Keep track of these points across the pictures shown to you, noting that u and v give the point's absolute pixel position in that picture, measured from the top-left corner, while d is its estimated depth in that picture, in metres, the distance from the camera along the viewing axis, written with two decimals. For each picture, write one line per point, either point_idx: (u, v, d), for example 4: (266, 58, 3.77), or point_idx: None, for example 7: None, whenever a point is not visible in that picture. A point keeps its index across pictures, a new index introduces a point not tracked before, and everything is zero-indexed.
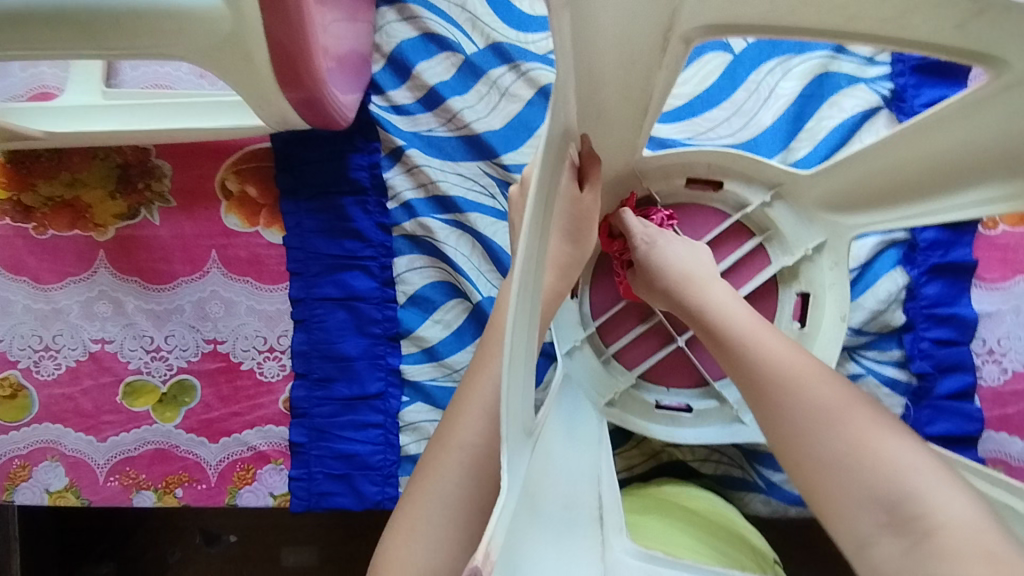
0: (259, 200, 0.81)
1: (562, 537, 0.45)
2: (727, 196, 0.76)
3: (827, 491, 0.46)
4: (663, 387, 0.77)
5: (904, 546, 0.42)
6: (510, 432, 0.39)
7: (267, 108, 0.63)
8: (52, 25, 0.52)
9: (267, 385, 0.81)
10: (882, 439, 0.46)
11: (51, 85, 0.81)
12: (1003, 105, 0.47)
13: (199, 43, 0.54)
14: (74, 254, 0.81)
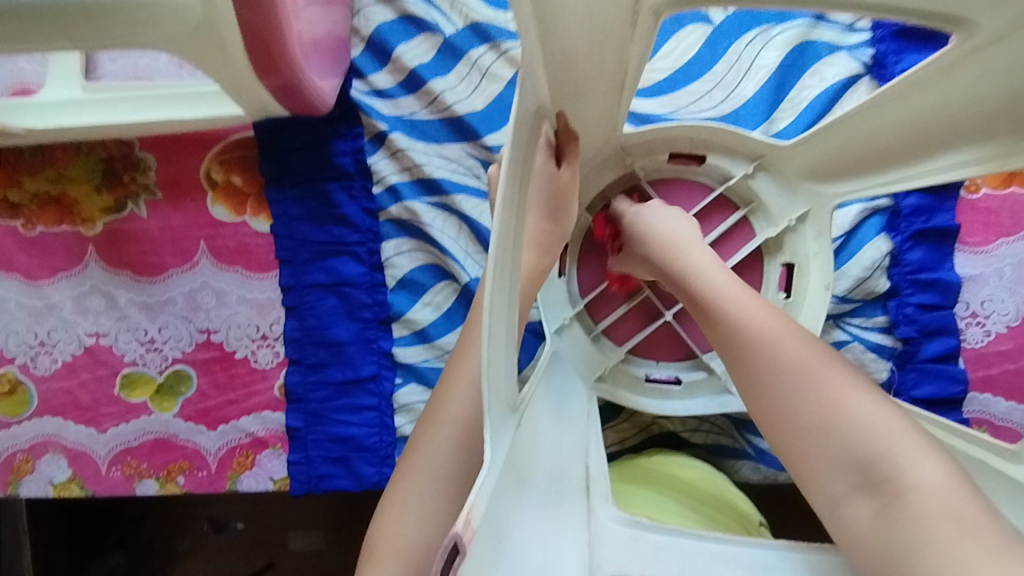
0: (244, 190, 0.81)
1: (548, 507, 0.46)
2: (710, 169, 0.76)
3: (808, 457, 0.47)
4: (653, 361, 0.78)
5: (875, 508, 0.44)
6: (492, 405, 0.40)
7: (244, 95, 0.63)
8: (21, 19, 0.52)
9: (262, 372, 0.82)
10: (858, 400, 0.47)
11: (30, 81, 0.81)
12: (975, 65, 0.48)
13: (171, 31, 0.54)
14: (63, 250, 0.82)
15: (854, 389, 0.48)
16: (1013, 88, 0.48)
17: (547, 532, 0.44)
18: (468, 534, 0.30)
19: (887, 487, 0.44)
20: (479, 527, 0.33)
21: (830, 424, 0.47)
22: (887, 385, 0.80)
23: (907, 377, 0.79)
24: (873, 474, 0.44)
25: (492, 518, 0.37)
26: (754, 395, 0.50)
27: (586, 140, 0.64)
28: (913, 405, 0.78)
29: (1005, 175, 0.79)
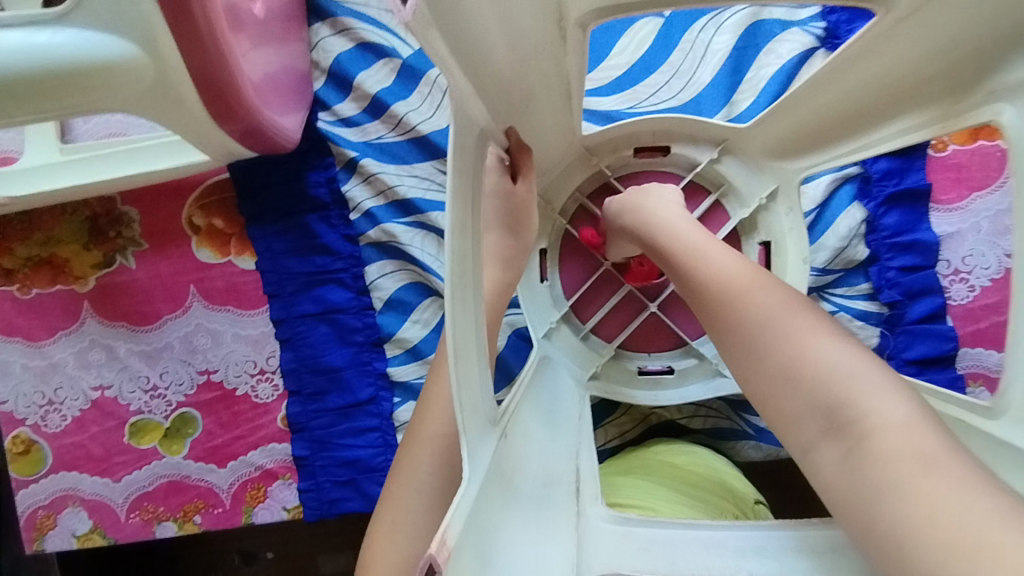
0: (226, 231, 0.83)
1: (539, 514, 0.48)
2: (677, 158, 0.76)
3: (777, 404, 0.46)
4: (644, 353, 0.79)
5: (844, 451, 0.41)
6: (469, 424, 0.41)
7: (209, 144, 0.66)
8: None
9: (263, 407, 0.84)
10: (823, 345, 0.45)
11: (10, 150, 0.83)
12: (905, 35, 0.49)
13: (128, 94, 0.55)
14: (60, 309, 0.84)
15: (826, 336, 0.46)
16: (942, 52, 0.49)
17: (537, 534, 0.46)
18: (443, 555, 0.32)
19: (856, 429, 0.41)
20: (458, 545, 0.35)
21: (789, 368, 0.45)
22: (879, 349, 0.80)
23: (898, 339, 0.79)
24: (839, 413, 0.42)
25: (475, 536, 0.38)
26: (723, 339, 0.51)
27: (546, 146, 0.66)
28: (906, 367, 0.78)
29: (971, 130, 0.79)
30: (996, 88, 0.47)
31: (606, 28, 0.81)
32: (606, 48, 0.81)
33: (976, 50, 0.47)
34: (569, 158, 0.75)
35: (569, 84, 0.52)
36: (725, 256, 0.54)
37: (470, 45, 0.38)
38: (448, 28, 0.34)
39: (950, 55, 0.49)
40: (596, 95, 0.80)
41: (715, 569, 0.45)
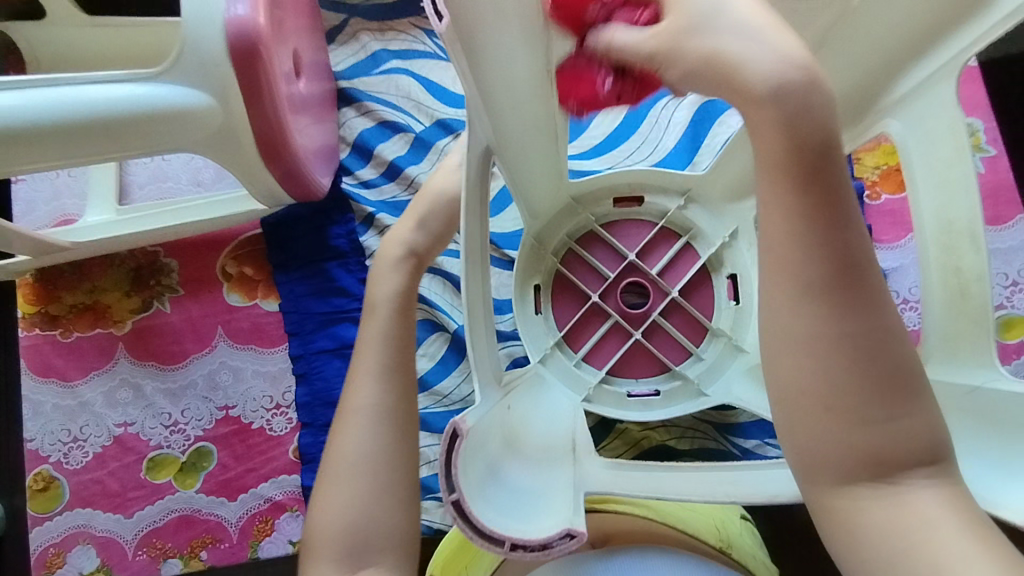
0: (255, 277, 0.94)
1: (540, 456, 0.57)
2: (650, 207, 0.87)
3: (823, 449, 0.40)
4: (632, 379, 0.85)
5: (884, 502, 0.39)
6: (478, 372, 0.54)
7: (257, 185, 0.80)
8: (73, 139, 0.63)
9: (277, 439, 0.89)
10: (902, 410, 0.39)
11: (72, 212, 0.96)
12: (812, 78, 0.57)
13: (200, 137, 0.69)
14: (96, 351, 0.92)
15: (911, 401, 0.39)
16: (842, 89, 0.58)
17: (541, 475, 0.54)
18: (464, 425, 0.44)
19: (897, 479, 0.39)
20: (473, 439, 0.47)
21: (869, 423, 0.39)
22: None
23: None
24: (887, 464, 0.39)
25: (482, 449, 0.49)
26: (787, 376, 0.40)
27: (537, 190, 0.78)
28: None
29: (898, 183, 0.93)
30: (884, 106, 0.56)
31: None
32: (586, 123, 0.97)
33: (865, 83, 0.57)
34: (557, 207, 0.86)
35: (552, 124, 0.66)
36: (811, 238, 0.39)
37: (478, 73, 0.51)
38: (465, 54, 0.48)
39: (847, 93, 0.58)
40: (579, 159, 0.95)
41: (693, 494, 0.48)
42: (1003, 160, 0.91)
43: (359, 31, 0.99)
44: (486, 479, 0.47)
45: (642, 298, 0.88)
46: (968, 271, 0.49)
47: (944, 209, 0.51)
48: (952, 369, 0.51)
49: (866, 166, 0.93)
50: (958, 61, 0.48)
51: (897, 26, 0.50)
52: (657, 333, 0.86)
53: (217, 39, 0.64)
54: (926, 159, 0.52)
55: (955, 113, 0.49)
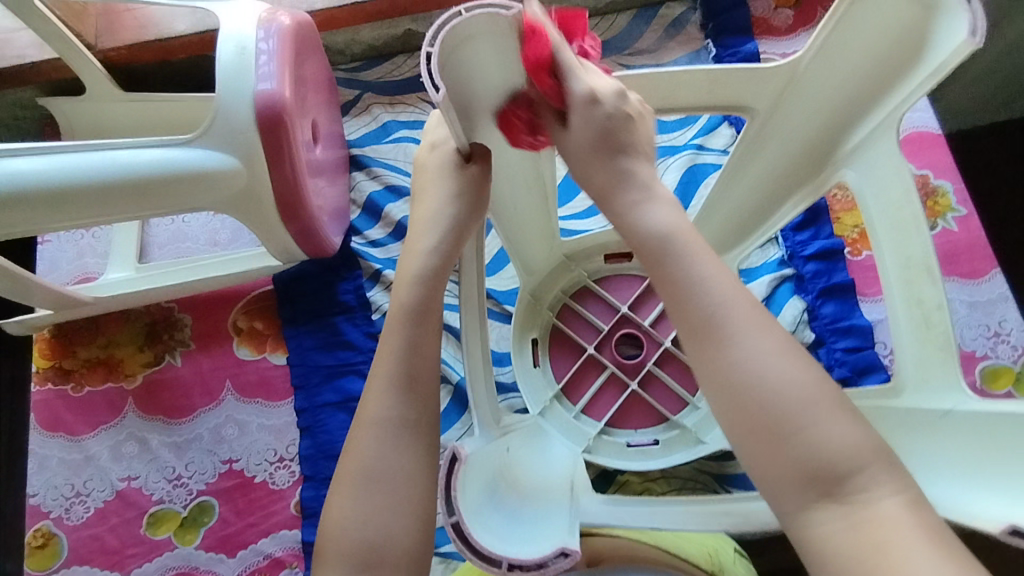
0: (265, 331, 0.97)
1: (542, 494, 0.61)
2: (640, 262, 0.90)
3: (766, 464, 0.41)
4: (631, 429, 0.86)
5: (840, 515, 0.39)
6: (479, 412, 0.61)
7: (273, 241, 0.85)
8: (109, 199, 0.68)
9: (279, 493, 0.89)
10: (826, 419, 0.41)
11: (93, 270, 1.01)
12: (772, 136, 0.65)
13: (225, 196, 0.74)
14: (105, 405, 0.94)
15: (839, 415, 0.41)
16: (802, 143, 0.65)
17: (537, 508, 0.57)
18: (461, 449, 0.51)
19: (847, 489, 0.39)
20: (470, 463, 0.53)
21: (791, 436, 0.41)
22: None
23: None
24: (831, 473, 0.40)
25: (480, 480, 0.54)
26: (719, 406, 0.43)
27: (532, 247, 0.83)
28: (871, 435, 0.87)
29: None
30: (841, 157, 0.61)
31: None
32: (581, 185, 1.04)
33: (823, 137, 0.62)
34: (551, 264, 0.90)
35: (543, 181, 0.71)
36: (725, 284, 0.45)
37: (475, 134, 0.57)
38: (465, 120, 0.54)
39: (806, 147, 0.65)
40: (575, 219, 1.01)
41: (689, 523, 0.51)
42: (974, 219, 0.96)
43: (371, 104, 1.08)
44: (483, 504, 0.52)
45: (636, 349, 0.90)
46: (929, 301, 0.53)
47: (902, 247, 0.55)
48: (926, 395, 0.55)
49: (847, 224, 0.98)
50: (895, 115, 0.53)
51: (841, 86, 0.58)
52: (652, 382, 0.88)
53: (246, 109, 0.71)
54: (882, 205, 0.56)
55: (897, 158, 0.53)
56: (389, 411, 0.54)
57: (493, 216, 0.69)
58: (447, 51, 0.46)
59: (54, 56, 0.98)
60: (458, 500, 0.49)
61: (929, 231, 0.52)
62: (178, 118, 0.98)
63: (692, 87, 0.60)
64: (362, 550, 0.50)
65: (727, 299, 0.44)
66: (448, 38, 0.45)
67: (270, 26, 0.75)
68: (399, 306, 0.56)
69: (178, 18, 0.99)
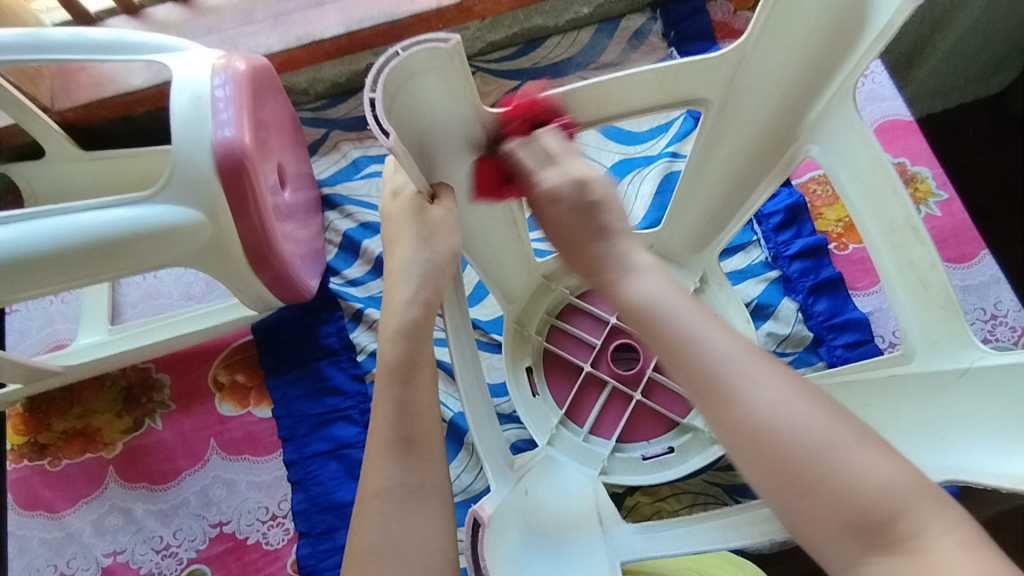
0: (247, 383, 0.94)
1: (571, 537, 0.57)
2: None
3: (804, 516, 0.36)
4: (642, 441, 0.82)
5: (894, 566, 0.34)
6: (489, 461, 0.56)
7: (247, 290, 0.82)
8: (69, 264, 0.66)
9: (274, 553, 0.85)
10: (849, 454, 0.36)
11: (64, 336, 0.97)
12: (733, 126, 0.65)
13: (191, 250, 0.72)
14: (85, 477, 0.90)
15: (866, 443, 0.36)
16: (762, 129, 0.64)
17: (573, 552, 0.54)
18: (484, 512, 0.47)
19: (896, 535, 0.34)
20: (497, 530, 0.49)
21: (819, 483, 0.36)
22: None
23: None
24: (874, 519, 0.35)
25: (508, 538, 0.50)
26: (742, 463, 0.38)
27: (509, 274, 0.80)
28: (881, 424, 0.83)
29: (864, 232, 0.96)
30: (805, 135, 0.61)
31: None
32: None
33: (781, 118, 0.62)
34: (531, 287, 0.87)
35: (510, 206, 0.70)
36: (715, 333, 0.41)
37: (433, 161, 0.56)
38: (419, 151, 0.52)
39: (766, 134, 0.65)
40: None
41: (729, 540, 0.47)
42: (956, 202, 0.95)
43: (339, 141, 1.06)
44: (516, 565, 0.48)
45: (634, 359, 0.87)
46: (921, 262, 0.52)
47: (881, 211, 0.53)
48: (936, 357, 0.52)
49: (829, 220, 0.97)
50: (851, 84, 0.54)
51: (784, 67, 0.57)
52: (653, 388, 0.85)
53: (204, 158, 0.69)
54: (853, 177, 0.55)
55: (860, 125, 0.53)
56: (387, 478, 0.50)
57: (466, 250, 0.68)
58: (390, 95, 0.47)
59: (11, 122, 0.96)
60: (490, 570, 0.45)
61: (906, 193, 0.51)
62: (141, 172, 0.96)
63: (646, 91, 0.59)
64: None
65: (713, 357, 0.40)
66: (389, 80, 0.46)
67: (225, 71, 0.73)
68: (388, 365, 0.54)
69: (134, 72, 0.98)
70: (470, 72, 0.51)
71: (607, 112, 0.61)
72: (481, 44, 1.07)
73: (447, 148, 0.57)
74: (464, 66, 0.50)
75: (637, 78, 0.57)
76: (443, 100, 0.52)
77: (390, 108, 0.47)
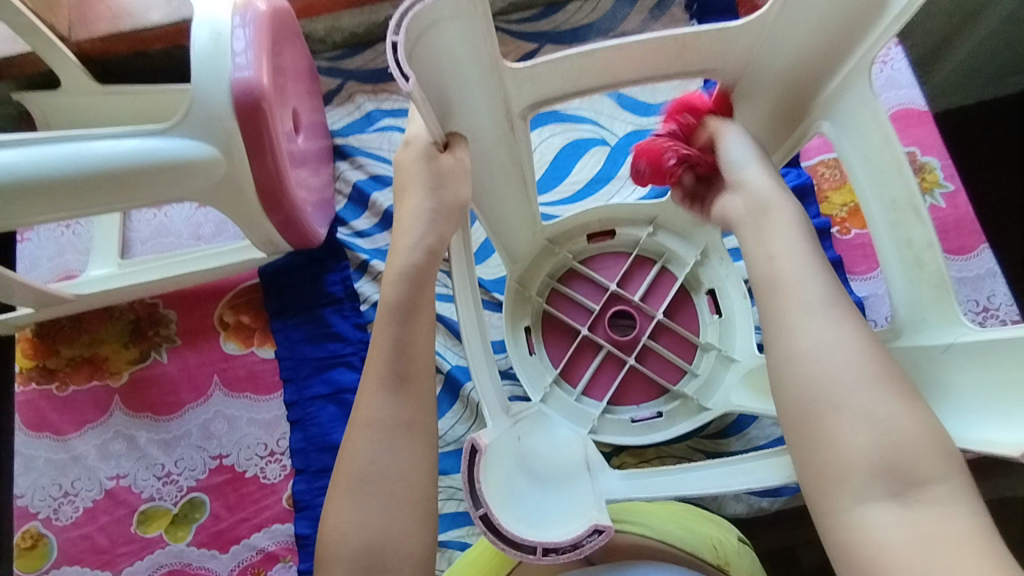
0: (252, 325, 0.96)
1: (560, 481, 0.59)
2: (623, 238, 0.89)
3: (840, 446, 0.44)
4: (633, 405, 0.85)
5: (900, 507, 0.41)
6: (486, 401, 0.58)
7: (257, 232, 0.84)
8: (87, 191, 0.67)
9: (270, 487, 0.89)
10: (898, 412, 0.43)
11: (74, 267, 0.99)
12: (750, 98, 0.65)
13: (205, 187, 0.73)
14: (91, 404, 0.93)
15: (916, 415, 0.44)
16: (777, 103, 0.65)
17: (561, 493, 0.57)
18: (481, 442, 0.50)
19: (914, 482, 0.42)
20: (490, 462, 0.51)
21: (866, 420, 0.43)
22: None
23: None
24: (903, 467, 0.42)
25: (501, 472, 0.53)
26: (800, 388, 0.46)
27: (515, 234, 0.82)
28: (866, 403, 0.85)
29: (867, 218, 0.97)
30: (818, 111, 0.62)
31: (565, 156, 1.04)
32: (568, 170, 1.03)
33: (796, 92, 0.63)
34: (535, 250, 0.89)
35: (520, 164, 0.71)
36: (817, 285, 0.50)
37: (449, 111, 0.57)
38: (435, 99, 0.53)
39: (782, 106, 0.65)
40: (562, 205, 1.00)
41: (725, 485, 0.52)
42: (962, 195, 0.96)
43: (354, 93, 1.06)
44: (506, 496, 0.51)
45: (631, 326, 0.89)
46: (919, 242, 0.53)
47: (884, 191, 0.55)
48: (926, 334, 0.53)
49: (834, 204, 0.98)
50: (866, 62, 0.54)
51: (800, 44, 0.57)
52: (648, 355, 0.87)
53: (223, 96, 0.70)
54: (863, 155, 0.56)
55: (874, 105, 0.54)
56: (384, 410, 0.53)
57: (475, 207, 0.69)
58: (411, 41, 0.47)
59: (28, 50, 0.96)
60: (485, 493, 0.48)
61: (911, 172, 0.52)
62: (156, 109, 0.96)
63: (661, 56, 0.60)
64: (363, 552, 0.50)
65: (809, 299, 0.49)
66: (413, 24, 0.47)
67: (246, 11, 0.73)
68: (386, 304, 0.56)
69: (153, 8, 0.98)
70: (491, 24, 0.53)
71: (623, 75, 0.62)
72: (503, 4, 1.07)
73: (463, 100, 0.58)
74: (485, 14, 0.51)
75: (656, 43, 0.57)
76: (464, 47, 0.53)
77: (411, 53, 0.48)
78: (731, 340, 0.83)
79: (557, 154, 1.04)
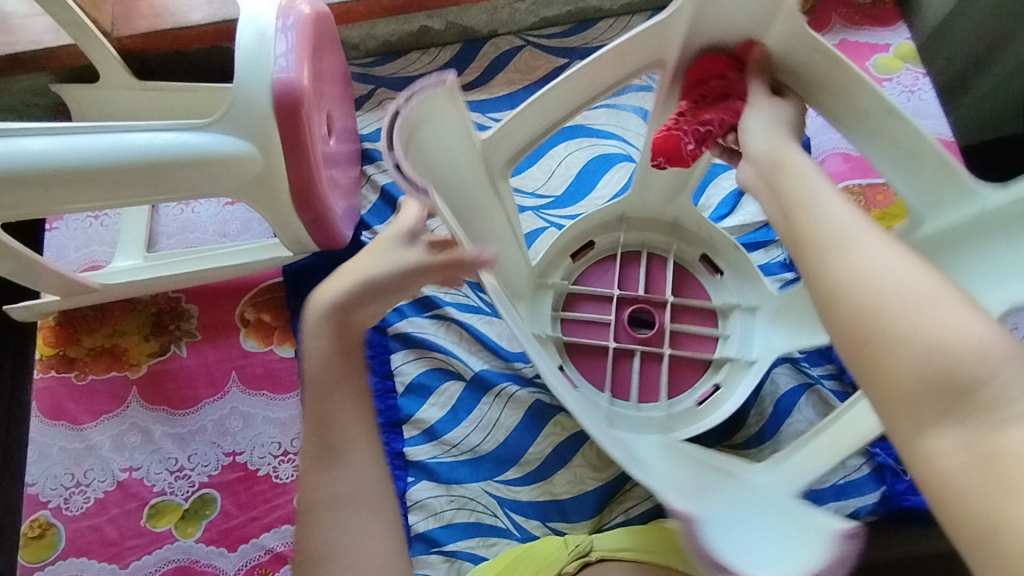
0: (272, 323, 0.97)
1: (712, 486, 0.57)
2: (604, 243, 0.89)
3: (889, 365, 0.39)
4: (688, 390, 0.84)
5: (967, 427, 0.36)
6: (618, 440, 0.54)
7: (286, 230, 0.84)
8: (125, 182, 0.68)
9: (283, 486, 0.88)
10: (947, 317, 0.38)
11: (101, 258, 1.00)
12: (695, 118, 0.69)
13: (240, 182, 0.74)
14: (109, 394, 0.93)
15: (973, 318, 0.38)
16: None
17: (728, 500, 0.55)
18: None
19: (978, 394, 0.36)
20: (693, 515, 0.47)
21: (912, 331, 0.38)
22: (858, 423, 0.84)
23: None
24: (959, 378, 0.36)
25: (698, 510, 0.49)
26: (838, 318, 0.42)
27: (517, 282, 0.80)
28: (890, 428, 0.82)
29: None
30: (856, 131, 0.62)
31: (590, 170, 1.04)
32: (592, 184, 1.03)
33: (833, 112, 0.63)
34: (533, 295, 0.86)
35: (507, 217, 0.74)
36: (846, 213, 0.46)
37: None
38: None
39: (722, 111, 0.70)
40: None
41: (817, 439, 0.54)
42: None
43: (385, 100, 1.07)
44: (714, 532, 0.48)
45: (647, 320, 0.88)
46: (911, 137, 0.57)
47: (863, 112, 0.60)
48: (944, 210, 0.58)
49: None
50: None
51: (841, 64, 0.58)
52: (677, 338, 0.86)
53: (264, 95, 0.71)
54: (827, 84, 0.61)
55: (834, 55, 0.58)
56: None
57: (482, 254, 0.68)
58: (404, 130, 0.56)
59: (70, 43, 0.98)
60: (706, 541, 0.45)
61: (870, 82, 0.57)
62: (192, 107, 0.97)
63: None
64: None
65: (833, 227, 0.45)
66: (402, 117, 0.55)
67: (290, 12, 0.75)
68: None
69: (194, 9, 1.00)
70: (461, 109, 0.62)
71: None
72: (535, 19, 1.09)
73: None
74: (455, 100, 0.61)
75: None
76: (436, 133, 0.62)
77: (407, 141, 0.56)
78: (742, 289, 0.85)
79: (583, 169, 1.05)
